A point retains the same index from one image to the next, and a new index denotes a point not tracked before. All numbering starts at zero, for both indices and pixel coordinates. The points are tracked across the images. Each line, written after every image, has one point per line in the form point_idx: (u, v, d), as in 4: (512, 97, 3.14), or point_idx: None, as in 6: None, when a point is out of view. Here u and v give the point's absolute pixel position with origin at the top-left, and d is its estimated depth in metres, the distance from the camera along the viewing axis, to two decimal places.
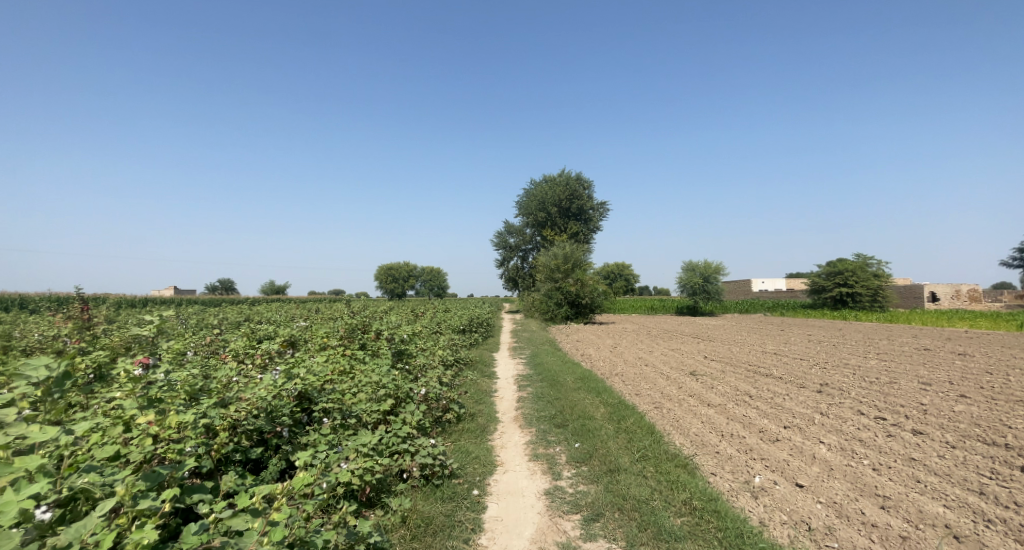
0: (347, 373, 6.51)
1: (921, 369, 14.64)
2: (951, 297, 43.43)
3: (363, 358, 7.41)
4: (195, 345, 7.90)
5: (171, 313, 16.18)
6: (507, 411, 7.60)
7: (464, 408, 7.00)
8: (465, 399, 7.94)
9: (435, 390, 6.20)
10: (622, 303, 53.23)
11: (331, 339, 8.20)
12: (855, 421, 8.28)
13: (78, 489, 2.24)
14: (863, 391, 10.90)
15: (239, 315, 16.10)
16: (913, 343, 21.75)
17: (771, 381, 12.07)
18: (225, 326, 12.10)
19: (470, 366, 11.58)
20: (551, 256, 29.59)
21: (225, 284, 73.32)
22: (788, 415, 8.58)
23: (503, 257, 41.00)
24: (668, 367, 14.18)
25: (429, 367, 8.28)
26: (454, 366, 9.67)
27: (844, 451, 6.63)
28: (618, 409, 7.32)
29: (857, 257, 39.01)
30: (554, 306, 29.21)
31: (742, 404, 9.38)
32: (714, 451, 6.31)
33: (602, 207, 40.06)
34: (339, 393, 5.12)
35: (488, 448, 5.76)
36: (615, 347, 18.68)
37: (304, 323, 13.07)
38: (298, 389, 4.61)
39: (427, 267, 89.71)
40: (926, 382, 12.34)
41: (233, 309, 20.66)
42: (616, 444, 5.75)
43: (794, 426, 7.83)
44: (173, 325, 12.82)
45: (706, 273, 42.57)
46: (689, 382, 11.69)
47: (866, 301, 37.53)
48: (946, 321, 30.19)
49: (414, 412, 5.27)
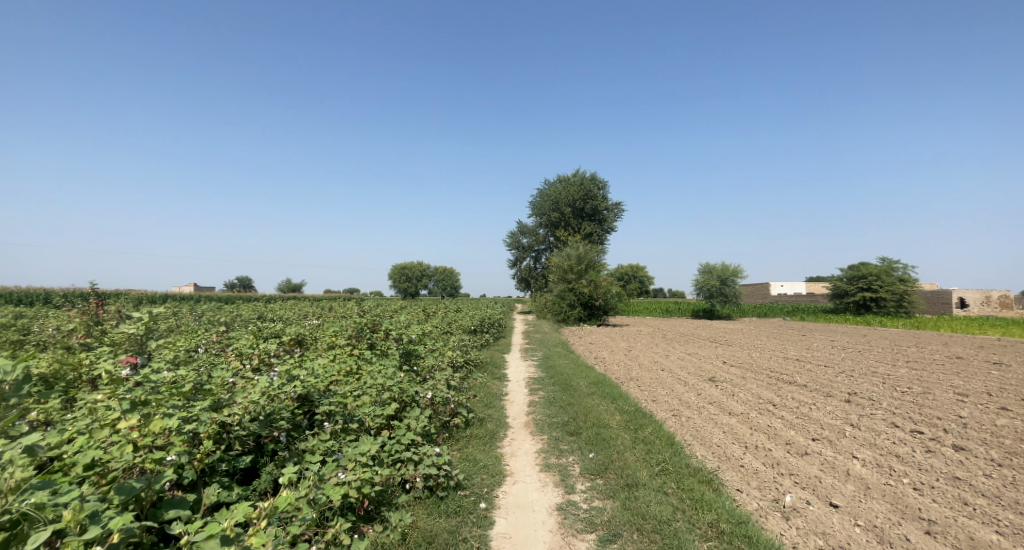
0: (353, 374, 6.25)
1: (955, 379, 13.95)
2: (980, 304, 41.93)
3: (370, 359, 7.16)
4: (201, 342, 7.76)
5: (184, 311, 16.26)
6: (518, 416, 7.28)
7: (474, 413, 6.69)
8: (475, 403, 7.64)
9: (442, 393, 5.91)
10: (637, 305, 52.54)
11: (338, 338, 7.99)
12: (889, 434, 7.81)
13: (22, 511, 1.98)
14: (895, 402, 10.34)
15: (250, 313, 16.05)
16: (943, 351, 20.87)
17: (795, 390, 11.57)
18: (237, 323, 12.02)
19: (481, 368, 11.30)
20: (565, 256, 29.20)
21: (242, 282, 74.12)
22: (815, 426, 8.12)
23: (516, 258, 40.71)
24: (686, 372, 13.73)
25: (438, 368, 8.01)
26: (464, 368, 9.39)
27: (880, 468, 6.19)
28: (634, 417, 6.95)
29: (882, 261, 37.87)
30: (567, 307, 28.83)
31: (766, 414, 8.93)
32: (740, 465, 5.90)
33: (617, 208, 39.53)
34: (342, 396, 4.84)
35: (498, 457, 5.45)
36: (629, 351, 18.26)
37: (315, 321, 12.94)
38: (298, 391, 4.33)
39: (440, 266, 89.79)
40: (962, 393, 11.72)
41: (245, 306, 20.76)
42: (633, 456, 5.39)
43: (823, 439, 7.38)
44: (185, 322, 12.80)
45: (724, 276, 41.75)
46: (708, 388, 11.27)
47: (891, 307, 36.38)
48: (976, 328, 29.05)
49: (420, 417, 4.94)
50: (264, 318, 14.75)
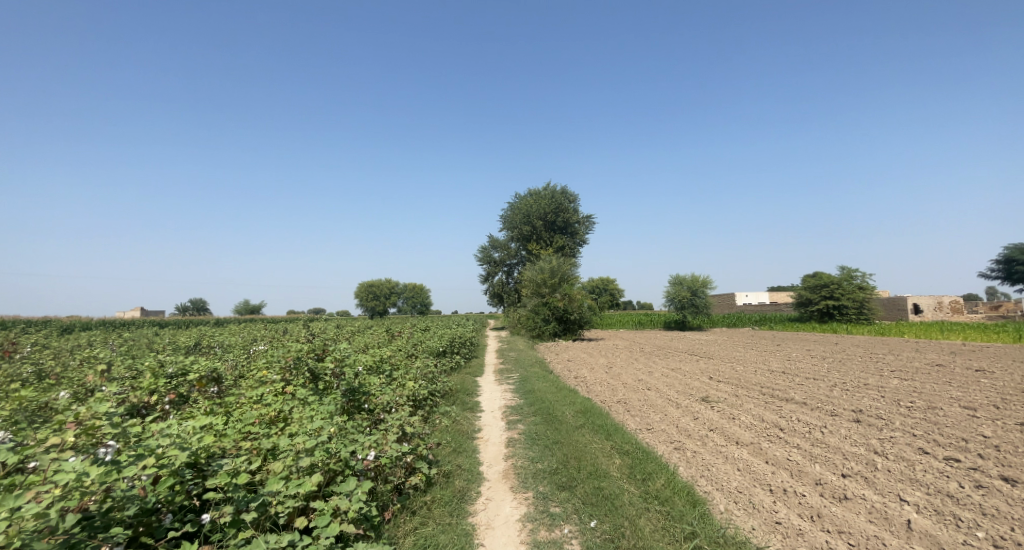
0: (278, 425, 4.72)
1: (951, 389, 13.16)
2: (933, 310, 42.86)
3: (304, 399, 5.64)
4: (82, 384, 6.03)
5: (104, 340, 13.97)
6: (494, 463, 5.87)
7: (438, 467, 5.25)
8: (442, 447, 6.22)
9: (392, 450, 4.34)
10: (610, 319, 51.67)
11: (269, 372, 6.45)
12: (925, 465, 6.70)
13: None
14: (908, 420, 9.35)
15: (186, 339, 14.13)
16: (920, 358, 20.38)
17: (797, 408, 10.52)
18: (159, 353, 10.13)
19: (448, 397, 9.80)
20: (538, 270, 27.83)
21: (197, 303, 69.96)
22: (840, 458, 6.93)
23: (487, 273, 39.06)
24: (675, 391, 12.53)
25: (394, 406, 6.55)
26: (429, 400, 7.91)
27: (940, 517, 5.02)
28: (639, 461, 5.59)
29: (843, 269, 38.08)
30: (541, 322, 27.60)
31: (777, 442, 7.77)
32: (776, 522, 4.69)
33: (588, 220, 38.88)
34: (240, 468, 3.40)
35: (467, 535, 4.06)
36: (610, 368, 17.07)
37: (258, 348, 11.21)
38: (157, 471, 2.94)
39: (410, 285, 87.55)
40: (967, 406, 10.86)
41: (188, 331, 18.60)
42: (649, 526, 4.09)
43: (855, 475, 6.19)
44: (95, 352, 10.70)
45: (694, 287, 41.32)
46: (704, 411, 10.08)
47: (853, 314, 36.54)
48: (938, 333, 29.25)
49: (352, 494, 3.48)
50: (201, 345, 12.84)
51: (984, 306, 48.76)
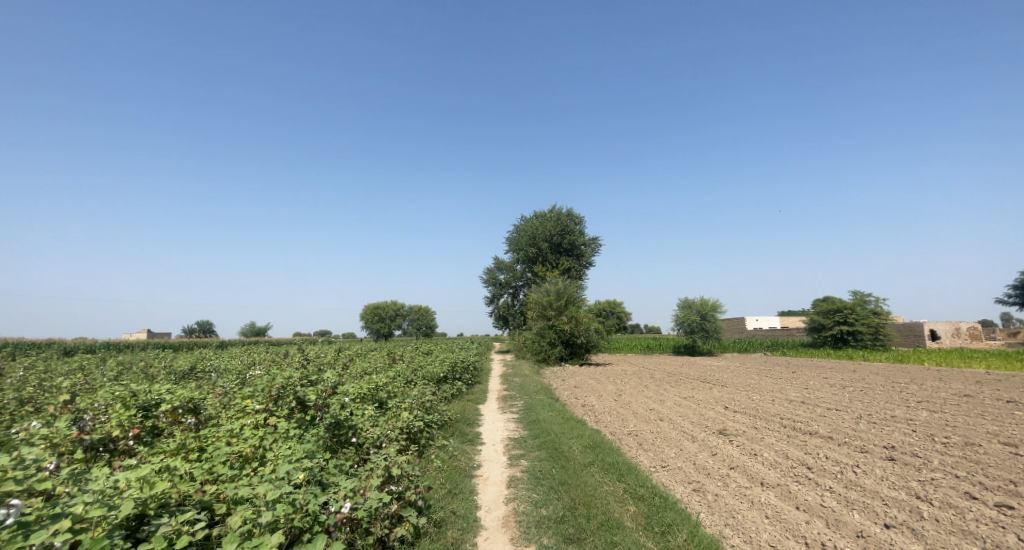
0: (252, 466, 4.20)
1: (986, 423, 12.29)
2: (951, 336, 41.59)
3: (285, 432, 5.12)
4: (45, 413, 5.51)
5: (94, 364, 13.41)
6: (494, 508, 5.26)
7: (429, 515, 4.66)
8: (437, 489, 5.61)
9: (374, 499, 3.77)
10: (617, 343, 50.71)
11: (251, 402, 5.94)
12: (976, 513, 5.98)
13: None
14: (948, 459, 8.57)
15: (180, 363, 13.66)
16: (945, 387, 19.37)
17: (823, 444, 9.77)
18: (148, 378, 9.66)
19: (447, 428, 9.16)
20: (543, 292, 27.21)
21: (201, 327, 69.72)
22: (880, 504, 6.22)
23: (493, 295, 38.45)
24: (690, 422, 11.80)
25: (385, 440, 5.97)
26: (425, 432, 7.34)
27: None
28: (656, 509, 4.96)
29: (856, 293, 37.14)
30: (547, 345, 26.90)
31: (806, 483, 7.06)
32: None
33: (594, 242, 38.39)
34: (186, 528, 2.90)
35: None
36: (619, 395, 16.33)
37: (252, 373, 10.70)
38: (74, 538, 2.45)
39: (417, 307, 87.05)
40: (1007, 442, 10.03)
41: (185, 353, 18.08)
42: None
43: (899, 526, 5.50)
44: (85, 376, 10.27)
45: (704, 311, 40.48)
46: (722, 445, 9.37)
47: (868, 340, 35.47)
48: (959, 359, 28.17)
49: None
50: (196, 371, 12.33)
51: (1005, 329, 47.22)
